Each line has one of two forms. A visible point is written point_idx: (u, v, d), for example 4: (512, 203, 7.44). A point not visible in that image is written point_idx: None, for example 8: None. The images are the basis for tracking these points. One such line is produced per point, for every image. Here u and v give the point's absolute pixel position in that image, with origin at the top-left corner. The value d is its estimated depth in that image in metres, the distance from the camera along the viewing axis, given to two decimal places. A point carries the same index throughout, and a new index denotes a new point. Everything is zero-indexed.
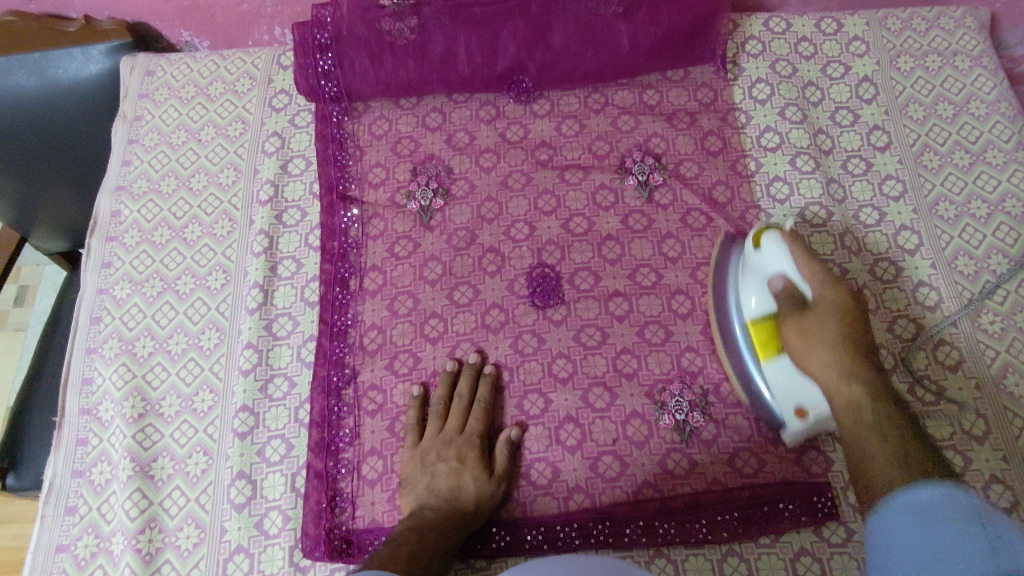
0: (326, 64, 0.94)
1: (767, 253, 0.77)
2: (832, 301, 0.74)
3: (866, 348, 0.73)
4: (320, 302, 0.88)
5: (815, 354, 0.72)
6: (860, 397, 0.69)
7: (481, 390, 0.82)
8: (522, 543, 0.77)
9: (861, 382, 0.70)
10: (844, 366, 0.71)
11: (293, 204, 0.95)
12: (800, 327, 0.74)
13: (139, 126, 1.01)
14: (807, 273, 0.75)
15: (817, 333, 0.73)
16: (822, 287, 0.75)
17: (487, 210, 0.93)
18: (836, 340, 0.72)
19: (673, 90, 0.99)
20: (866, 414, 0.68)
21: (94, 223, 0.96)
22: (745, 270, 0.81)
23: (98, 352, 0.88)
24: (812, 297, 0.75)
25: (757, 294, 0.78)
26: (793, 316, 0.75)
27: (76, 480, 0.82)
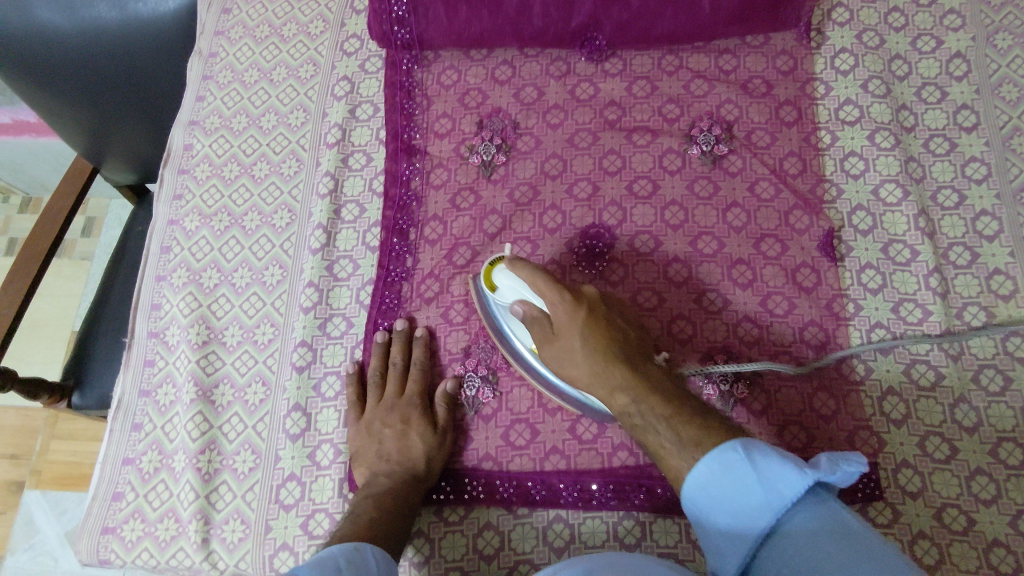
0: (401, 10, 0.93)
1: (503, 287, 0.76)
2: (563, 304, 0.71)
3: (615, 335, 0.73)
4: (380, 248, 0.90)
5: (571, 362, 0.72)
6: (623, 382, 0.68)
7: (416, 352, 0.83)
8: (558, 499, 0.78)
9: (613, 360, 0.70)
10: (605, 362, 0.70)
11: (359, 148, 0.96)
12: (544, 334, 0.74)
13: (214, 63, 1.03)
14: (533, 287, 0.73)
15: (566, 355, 0.72)
16: (548, 290, 0.72)
17: (551, 166, 0.92)
18: (602, 354, 0.70)
19: (751, 56, 0.95)
20: (624, 396, 0.68)
21: (168, 155, 0.99)
22: (506, 312, 0.78)
23: (167, 279, 0.91)
24: (551, 317, 0.73)
25: (519, 324, 0.77)
26: (544, 348, 0.74)
27: (143, 398, 0.86)
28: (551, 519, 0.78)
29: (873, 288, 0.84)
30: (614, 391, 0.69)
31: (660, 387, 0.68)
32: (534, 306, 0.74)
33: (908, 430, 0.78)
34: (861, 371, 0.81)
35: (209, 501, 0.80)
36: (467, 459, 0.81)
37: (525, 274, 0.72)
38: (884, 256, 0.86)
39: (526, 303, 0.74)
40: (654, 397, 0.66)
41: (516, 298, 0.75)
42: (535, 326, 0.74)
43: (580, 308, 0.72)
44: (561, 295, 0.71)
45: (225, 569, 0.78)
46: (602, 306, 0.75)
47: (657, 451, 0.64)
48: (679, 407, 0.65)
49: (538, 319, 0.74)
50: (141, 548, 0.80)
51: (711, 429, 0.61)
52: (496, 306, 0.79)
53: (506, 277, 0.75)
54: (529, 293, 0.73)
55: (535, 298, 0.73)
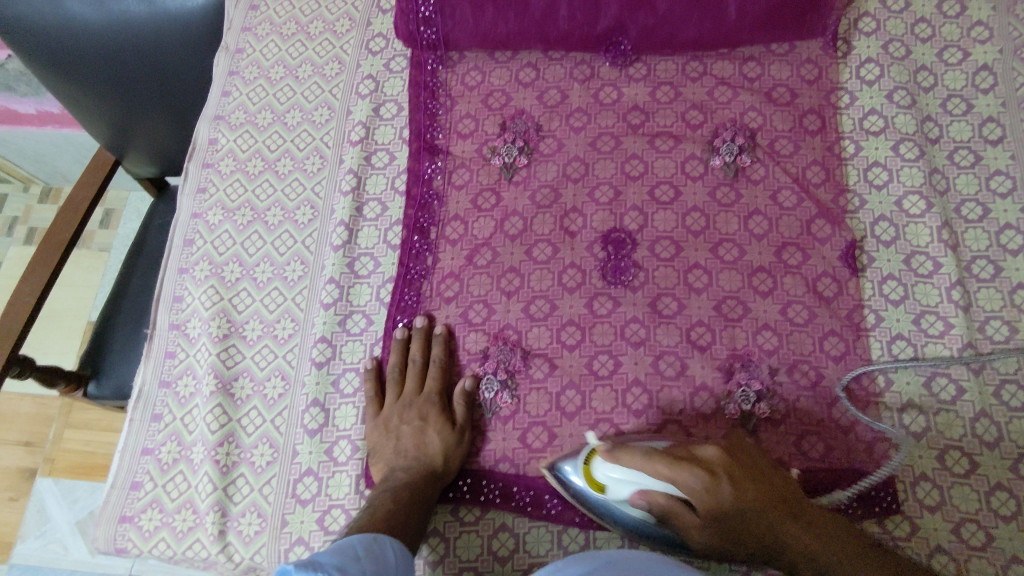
0: (427, 10, 0.94)
1: (615, 482, 0.69)
2: (700, 484, 0.64)
3: (766, 484, 0.66)
4: (401, 247, 0.90)
5: (716, 539, 0.67)
6: (796, 544, 0.65)
7: (435, 351, 0.84)
8: (573, 503, 0.78)
9: (768, 518, 0.65)
10: (770, 526, 0.65)
11: (382, 146, 0.96)
12: (688, 519, 0.66)
13: (240, 59, 1.04)
14: (654, 473, 0.66)
15: (721, 529, 0.66)
16: (675, 473, 0.65)
17: (573, 170, 0.92)
18: (757, 511, 0.65)
19: (775, 64, 0.95)
20: (772, 539, 0.65)
21: (193, 149, 1.00)
22: (609, 496, 0.71)
23: (189, 272, 0.92)
24: (686, 499, 0.66)
25: (630, 504, 0.70)
26: (682, 527, 0.68)
27: (163, 389, 0.87)
28: (567, 523, 0.78)
29: (895, 299, 0.84)
30: (796, 556, 0.65)
31: (834, 523, 0.66)
32: (662, 493, 0.66)
33: (927, 443, 0.78)
34: (880, 383, 0.80)
35: (226, 493, 0.80)
36: (482, 460, 0.81)
37: (643, 460, 0.66)
38: (906, 268, 0.85)
39: (646, 495, 0.67)
40: (851, 556, 0.63)
41: (634, 489, 0.68)
42: (665, 508, 0.67)
43: (720, 484, 0.64)
44: (694, 473, 0.64)
45: (240, 562, 0.78)
46: (737, 447, 0.69)
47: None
48: (858, 539, 0.65)
49: (671, 508, 0.67)
50: (158, 538, 0.80)
51: (867, 551, 0.64)
52: (590, 475, 0.71)
53: (617, 471, 0.68)
54: (649, 486, 0.67)
55: (661, 489, 0.66)
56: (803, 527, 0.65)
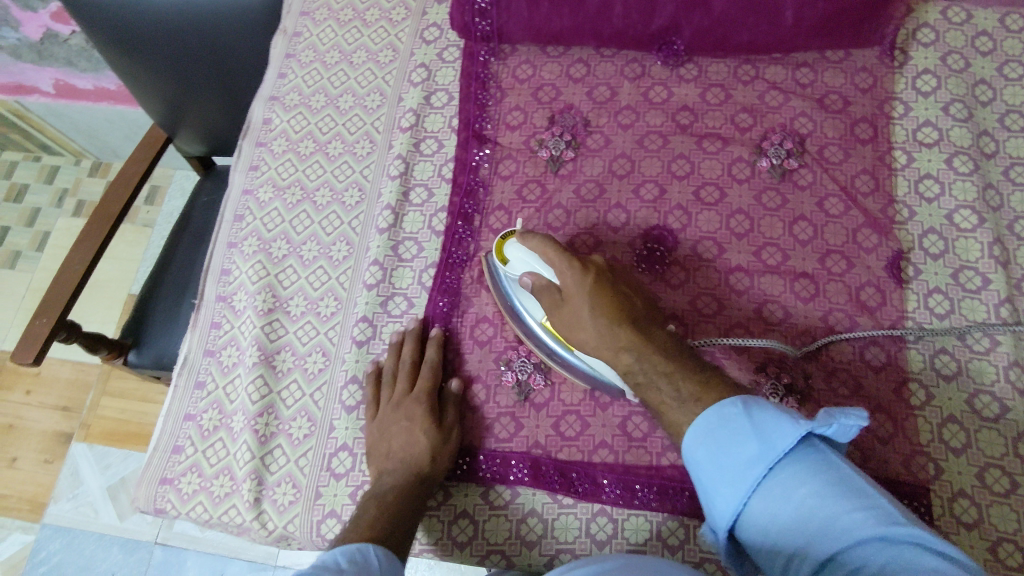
0: (484, 2, 0.95)
1: (515, 259, 0.79)
2: (573, 274, 0.73)
3: (632, 304, 0.73)
4: (445, 233, 0.91)
5: (579, 333, 0.73)
6: (630, 342, 0.69)
7: (429, 351, 0.83)
8: (600, 495, 0.77)
9: (613, 325, 0.70)
10: (612, 326, 0.70)
11: (431, 134, 0.98)
12: (553, 301, 0.75)
13: (297, 42, 1.07)
14: (543, 257, 0.76)
15: (572, 319, 0.73)
16: (559, 262, 0.74)
17: (619, 166, 0.93)
18: (606, 316, 0.71)
19: (829, 70, 0.94)
20: (626, 359, 0.69)
21: (248, 127, 1.03)
22: (517, 286, 0.81)
23: (239, 247, 0.95)
24: (560, 284, 0.75)
25: (533, 301, 0.79)
26: (554, 318, 0.75)
27: (209, 358, 0.90)
28: (595, 513, 0.78)
29: (940, 313, 0.83)
30: (625, 359, 0.68)
31: (663, 345, 0.68)
32: (545, 276, 0.76)
33: (967, 459, 0.76)
34: (921, 397, 0.79)
35: (264, 463, 0.82)
36: (514, 447, 0.80)
37: (536, 244, 0.76)
38: (954, 282, 0.84)
39: (536, 276, 0.77)
40: (678, 369, 0.66)
41: (526, 271, 0.78)
42: (547, 298, 0.76)
43: (586, 275, 0.73)
44: (570, 263, 0.74)
45: (273, 531, 0.80)
46: (621, 280, 0.76)
47: (657, 402, 0.66)
48: (683, 365, 0.66)
49: (548, 290, 0.76)
50: (196, 502, 0.83)
51: (715, 389, 0.63)
52: (512, 287, 0.81)
53: (519, 252, 0.78)
54: (545, 270, 0.76)
55: (548, 270, 0.75)
56: (646, 337, 0.69)
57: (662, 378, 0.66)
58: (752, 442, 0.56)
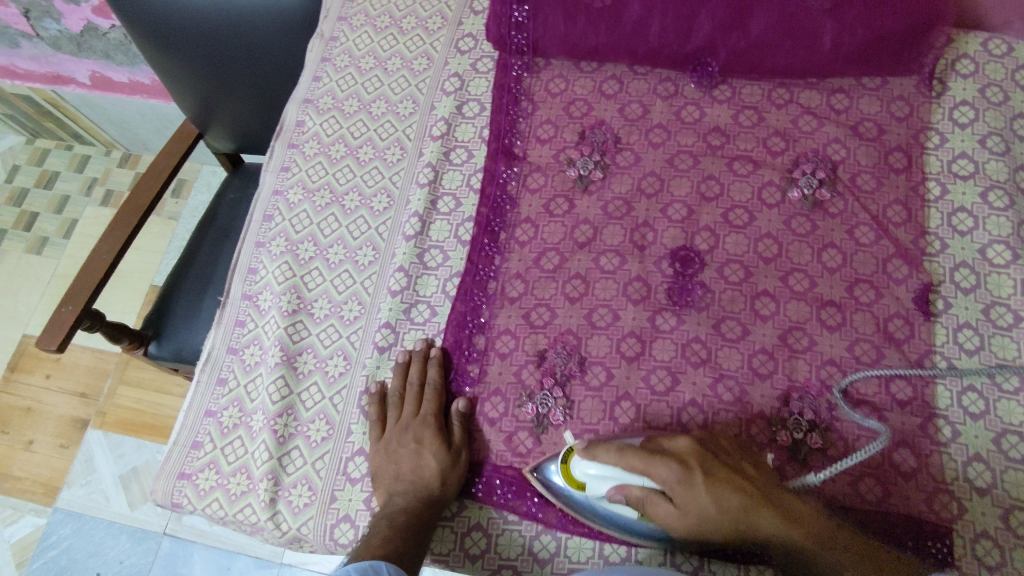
0: (521, 16, 0.96)
1: (592, 479, 0.73)
2: (672, 475, 0.69)
3: (739, 464, 0.71)
4: (470, 244, 0.92)
5: (697, 522, 0.70)
6: (774, 528, 0.68)
7: (430, 373, 0.84)
8: (613, 516, 0.77)
9: (743, 507, 0.68)
10: (728, 500, 0.69)
11: (462, 144, 0.99)
12: (666, 510, 0.70)
13: (333, 46, 1.09)
14: (631, 470, 0.71)
15: (699, 519, 0.69)
16: (647, 466, 0.70)
17: (648, 184, 0.92)
18: (723, 491, 0.69)
19: (865, 98, 0.94)
20: (766, 526, 0.68)
21: (281, 128, 1.04)
22: (591, 497, 0.74)
23: (266, 246, 0.96)
24: (660, 484, 0.70)
25: (619, 505, 0.73)
26: (664, 510, 0.70)
27: (231, 355, 0.91)
28: (609, 533, 0.77)
29: (969, 348, 0.81)
30: (773, 534, 0.68)
31: (800, 514, 0.68)
32: (636, 487, 0.71)
33: (992, 500, 0.75)
34: (946, 433, 0.78)
35: (280, 463, 0.83)
36: (531, 461, 0.80)
37: (624, 457, 0.71)
38: (984, 318, 0.83)
39: (626, 492, 0.71)
40: (820, 539, 0.67)
41: (613, 485, 0.72)
42: (643, 504, 0.71)
43: (694, 474, 0.70)
44: (668, 465, 0.70)
45: (287, 531, 0.81)
46: (716, 437, 0.74)
47: (802, 563, 0.69)
48: (835, 533, 0.68)
49: (645, 496, 0.71)
50: (212, 498, 0.83)
51: (847, 542, 0.68)
52: (569, 488, 0.75)
53: (595, 468, 0.72)
54: (629, 477, 0.71)
55: (641, 482, 0.71)
56: (774, 510, 0.68)
57: (784, 530, 0.68)
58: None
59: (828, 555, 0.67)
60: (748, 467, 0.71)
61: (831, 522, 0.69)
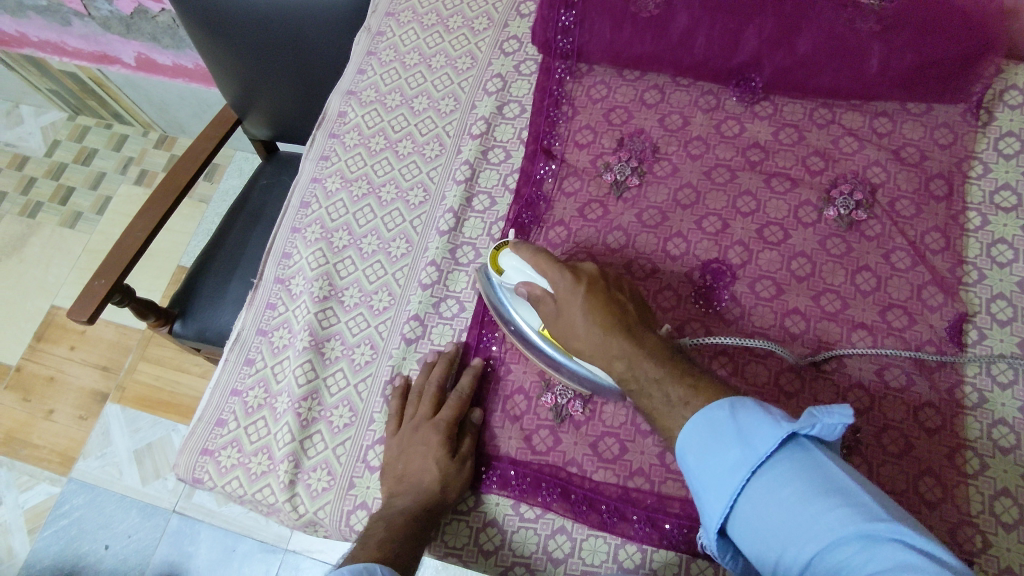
0: (568, 20, 0.98)
1: (509, 270, 0.79)
2: (566, 281, 0.73)
3: (627, 306, 0.72)
4: (501, 242, 0.92)
5: (573, 335, 0.72)
6: (623, 352, 0.68)
7: (464, 380, 0.82)
8: (628, 524, 0.76)
9: (607, 326, 0.70)
10: (604, 325, 0.70)
11: (500, 144, 1.00)
12: (549, 311, 0.74)
13: (380, 41, 1.10)
14: (536, 268, 0.76)
15: (568, 328, 0.72)
16: (549, 270, 0.75)
17: (684, 196, 0.92)
18: (606, 312, 0.70)
19: (909, 123, 0.93)
20: (613, 348, 0.69)
21: (323, 118, 1.06)
22: (512, 295, 0.81)
23: (301, 233, 0.98)
24: (551, 291, 0.75)
25: (527, 309, 0.80)
26: (550, 323, 0.75)
27: (260, 336, 0.93)
28: (624, 540, 0.76)
29: (1003, 381, 0.80)
30: (614, 364, 0.68)
31: (656, 348, 0.68)
32: (540, 287, 0.76)
33: (1019, 537, 0.73)
34: (974, 465, 0.76)
35: (302, 446, 0.84)
36: (549, 461, 0.80)
37: (529, 254, 0.77)
38: (1020, 352, 0.81)
39: (530, 286, 0.77)
40: (660, 360, 0.67)
41: (522, 280, 0.78)
42: (539, 305, 0.76)
43: (580, 285, 0.72)
44: (563, 271, 0.73)
45: (304, 515, 0.81)
46: (624, 283, 0.76)
47: (644, 402, 0.67)
48: (698, 380, 0.65)
49: (539, 296, 0.75)
50: (233, 476, 0.85)
51: (703, 387, 0.64)
52: (501, 301, 0.82)
53: (513, 263, 0.78)
54: (537, 280, 0.76)
55: (541, 281, 0.76)
56: (631, 332, 0.69)
57: (626, 360, 0.68)
58: (733, 443, 0.58)
59: (642, 376, 0.67)
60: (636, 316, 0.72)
61: (685, 369, 0.66)
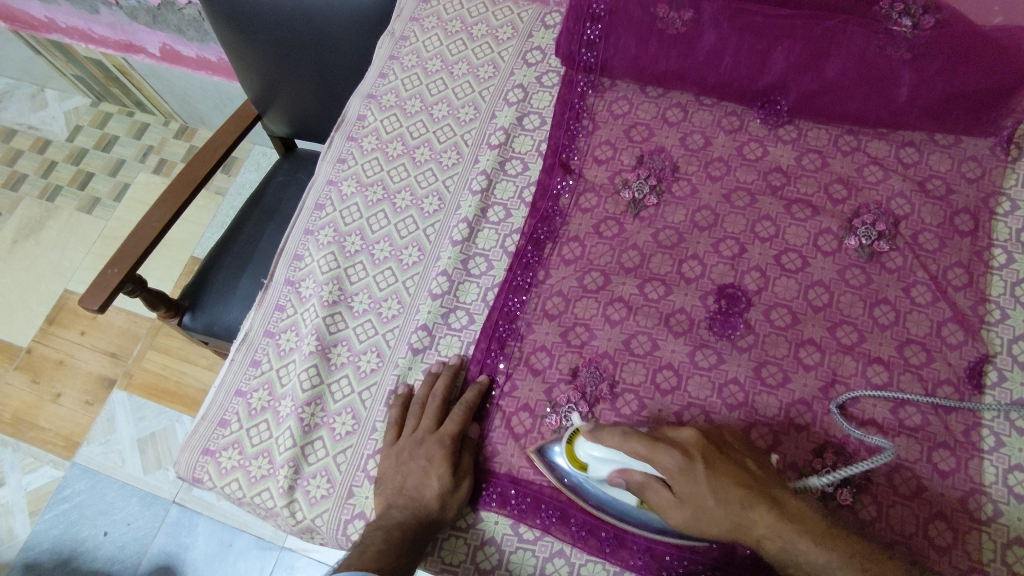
0: (593, 34, 0.97)
1: (597, 459, 0.72)
2: (674, 463, 0.68)
3: (738, 463, 0.69)
4: (514, 256, 0.91)
5: (699, 522, 0.67)
6: (771, 529, 0.64)
7: (468, 394, 0.82)
8: (627, 551, 0.75)
9: (751, 506, 0.65)
10: (745, 504, 0.65)
11: (518, 155, 0.99)
12: (664, 497, 0.68)
13: (402, 46, 1.10)
14: (632, 453, 0.70)
15: (699, 514, 0.67)
16: (652, 453, 0.69)
17: (701, 218, 0.91)
18: (727, 485, 0.66)
19: (936, 154, 0.91)
20: (767, 532, 0.64)
21: (342, 120, 1.06)
22: (594, 479, 0.74)
23: (314, 235, 0.97)
24: (666, 479, 0.69)
25: (619, 489, 0.74)
26: (669, 509, 0.68)
27: (268, 338, 0.92)
28: (623, 567, 0.75)
29: (1021, 427, 0.77)
30: (768, 543, 0.65)
31: (805, 519, 0.65)
32: (638, 472, 0.70)
33: None
34: (988, 511, 0.74)
35: (303, 452, 0.83)
36: (551, 481, 0.79)
37: (623, 439, 0.70)
38: None
39: (626, 473, 0.71)
40: (826, 542, 0.63)
41: (613, 468, 0.72)
42: (641, 487, 0.70)
43: (698, 468, 0.67)
44: (671, 454, 0.68)
45: (301, 521, 0.81)
46: (718, 434, 0.73)
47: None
48: (864, 561, 0.63)
49: (650, 485, 0.70)
50: (233, 477, 0.84)
51: (892, 573, 0.62)
52: (572, 475, 0.76)
53: (598, 448, 0.72)
54: (636, 464, 0.70)
55: (639, 467, 0.70)
56: (755, 503, 0.65)
57: (790, 540, 0.64)
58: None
59: (801, 552, 0.63)
60: (747, 475, 0.68)
61: (808, 522, 0.65)
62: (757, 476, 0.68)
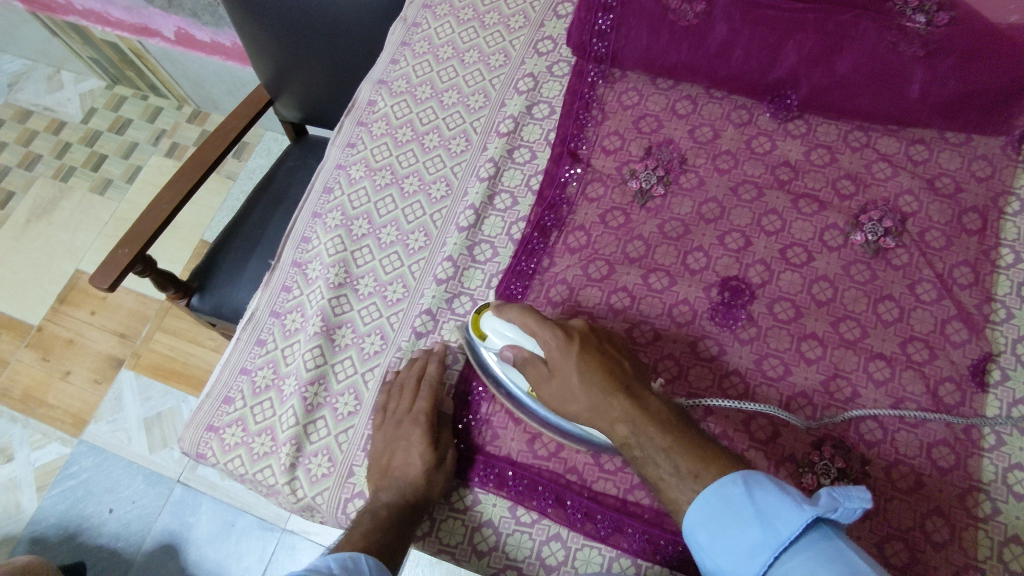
0: (605, 24, 0.97)
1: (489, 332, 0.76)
2: (556, 341, 0.70)
3: (625, 366, 0.70)
4: (519, 243, 0.92)
5: (569, 402, 0.69)
6: (625, 415, 0.65)
7: (439, 372, 0.83)
8: (623, 537, 0.75)
9: (610, 391, 0.66)
10: (596, 378, 0.67)
11: (526, 143, 0.99)
12: (541, 371, 0.72)
13: (414, 33, 1.11)
14: (523, 328, 0.73)
15: (564, 390, 0.69)
16: (539, 329, 0.72)
17: (708, 210, 0.91)
18: (595, 370, 0.68)
19: (946, 152, 0.90)
20: (618, 414, 0.65)
21: (353, 105, 1.06)
22: (499, 363, 0.78)
23: (322, 218, 0.98)
24: (548, 359, 0.71)
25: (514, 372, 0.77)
26: (541, 382, 0.71)
27: (273, 318, 0.93)
28: (618, 553, 0.76)
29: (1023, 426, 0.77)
30: (617, 425, 0.65)
31: (655, 413, 0.64)
32: (527, 348, 0.73)
33: None
34: (986, 509, 0.74)
35: (305, 431, 0.84)
36: (550, 466, 0.79)
37: (514, 313, 0.74)
38: None
39: (514, 350, 0.74)
40: (661, 427, 0.63)
41: (506, 344, 0.75)
42: (529, 369, 0.73)
43: (572, 346, 0.70)
44: (552, 331, 0.71)
45: (302, 499, 0.82)
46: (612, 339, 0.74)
47: (646, 468, 0.63)
48: (681, 433, 0.62)
49: (530, 361, 0.73)
50: (236, 454, 0.85)
51: (716, 462, 0.59)
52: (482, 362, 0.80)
53: (496, 327, 0.76)
54: (520, 340, 0.74)
55: (527, 345, 0.73)
56: (619, 388, 0.66)
57: (629, 423, 0.64)
58: (753, 527, 0.54)
59: (643, 445, 0.63)
60: (625, 370, 0.69)
61: (667, 416, 0.64)
62: (628, 375, 0.68)
